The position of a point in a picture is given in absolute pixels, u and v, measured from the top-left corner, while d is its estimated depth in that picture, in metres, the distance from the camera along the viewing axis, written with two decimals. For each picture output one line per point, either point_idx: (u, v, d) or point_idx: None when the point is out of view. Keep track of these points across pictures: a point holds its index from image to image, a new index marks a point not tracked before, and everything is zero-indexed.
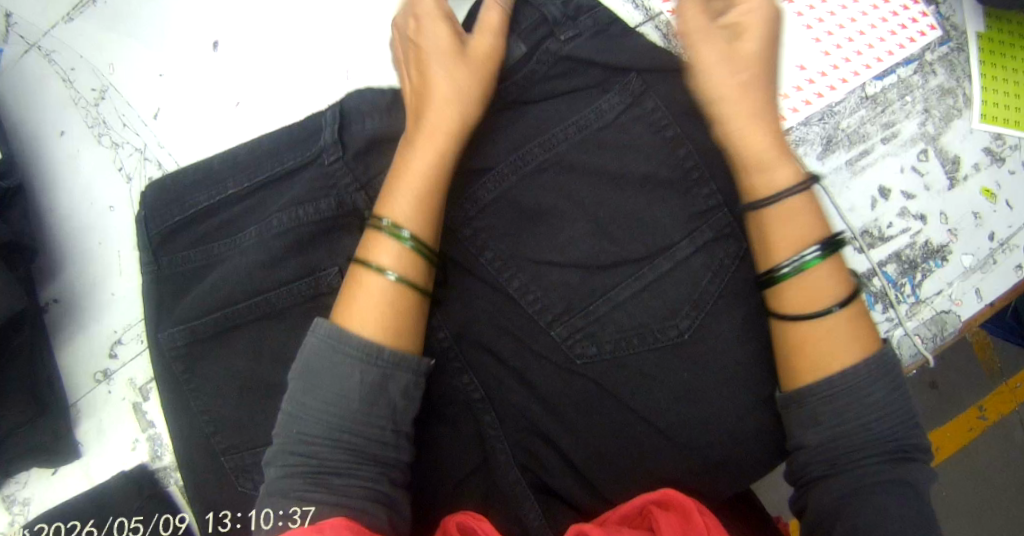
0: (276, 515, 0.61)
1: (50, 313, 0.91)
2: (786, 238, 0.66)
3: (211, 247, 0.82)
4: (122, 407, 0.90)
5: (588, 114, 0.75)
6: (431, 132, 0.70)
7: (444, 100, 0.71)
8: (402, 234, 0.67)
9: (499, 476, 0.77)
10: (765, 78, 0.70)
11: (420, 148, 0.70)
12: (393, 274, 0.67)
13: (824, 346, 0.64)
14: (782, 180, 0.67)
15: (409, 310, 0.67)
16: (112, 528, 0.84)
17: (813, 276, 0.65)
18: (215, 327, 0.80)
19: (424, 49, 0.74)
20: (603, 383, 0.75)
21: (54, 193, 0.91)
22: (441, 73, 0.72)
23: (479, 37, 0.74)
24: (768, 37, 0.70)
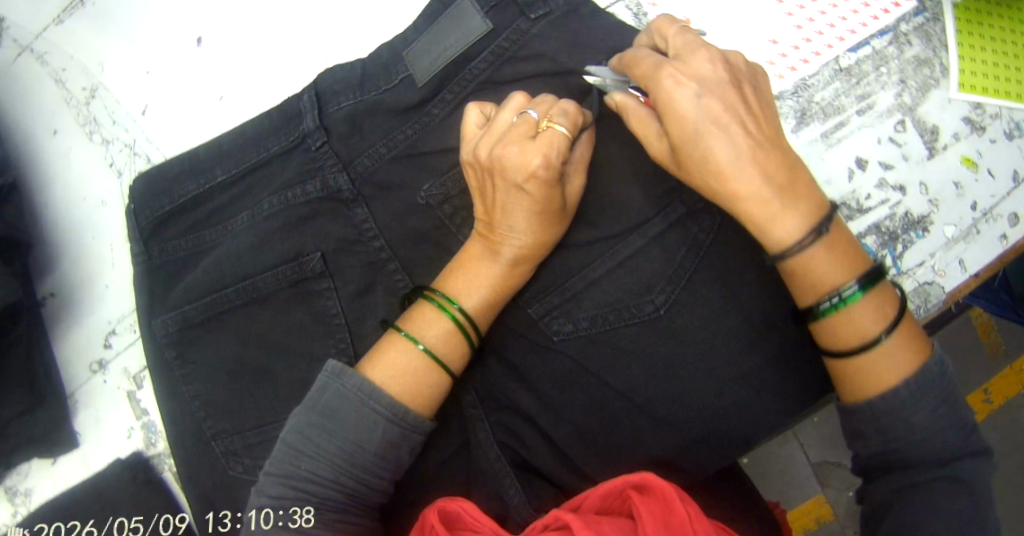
0: (276, 516, 0.64)
1: (47, 307, 0.93)
2: (816, 279, 0.61)
3: (197, 235, 0.84)
4: (118, 397, 0.92)
5: (561, 93, 0.76)
6: (510, 268, 0.71)
7: (532, 245, 0.70)
8: (447, 312, 0.69)
9: (480, 455, 0.77)
10: (731, 152, 0.60)
11: (491, 283, 0.71)
12: (423, 345, 0.69)
13: (868, 371, 0.61)
14: (788, 237, 0.60)
15: (438, 383, 0.70)
16: (112, 528, 0.84)
17: (854, 311, 0.60)
18: (203, 313, 0.82)
19: (502, 179, 0.67)
20: (582, 360, 0.75)
21: (49, 189, 0.94)
22: (523, 227, 0.69)
23: (572, 176, 0.71)
24: (713, 102, 0.61)
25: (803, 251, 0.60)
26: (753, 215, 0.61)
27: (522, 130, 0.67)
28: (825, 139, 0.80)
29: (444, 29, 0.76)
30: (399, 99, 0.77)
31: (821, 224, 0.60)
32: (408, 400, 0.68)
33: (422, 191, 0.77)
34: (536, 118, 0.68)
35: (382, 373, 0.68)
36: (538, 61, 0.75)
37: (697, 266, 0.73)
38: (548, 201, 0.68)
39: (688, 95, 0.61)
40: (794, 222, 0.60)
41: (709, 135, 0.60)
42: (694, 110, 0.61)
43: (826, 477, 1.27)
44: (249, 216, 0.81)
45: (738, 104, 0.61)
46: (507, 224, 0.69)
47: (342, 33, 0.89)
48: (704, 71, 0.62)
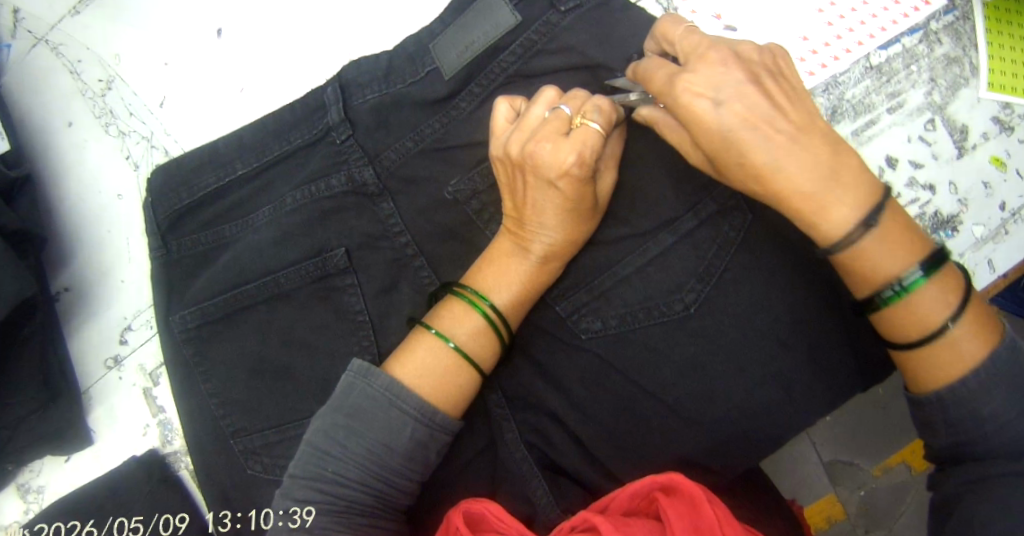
0: (279, 514, 0.64)
1: (61, 301, 0.92)
2: (874, 269, 0.58)
3: (218, 230, 0.82)
4: (134, 393, 0.91)
5: (593, 86, 0.75)
6: (541, 265, 0.70)
7: (564, 245, 0.70)
8: (479, 309, 0.68)
9: (505, 454, 0.77)
10: (768, 152, 0.58)
11: (522, 282, 0.70)
12: (452, 342, 0.68)
13: (933, 360, 0.59)
14: (840, 228, 0.58)
15: (469, 383, 0.69)
16: (112, 527, 0.83)
17: (916, 299, 0.58)
18: (223, 309, 0.81)
19: (537, 176, 0.66)
20: (610, 358, 0.74)
21: (64, 182, 0.92)
22: (557, 228, 0.68)
23: (603, 176, 0.70)
24: (737, 103, 0.58)
25: (858, 242, 0.58)
26: (800, 216, 0.59)
27: (555, 127, 0.65)
28: (855, 137, 0.79)
29: (471, 20, 0.75)
30: (427, 92, 0.75)
31: (873, 213, 0.57)
32: (439, 399, 0.67)
33: (450, 186, 0.76)
34: (569, 113, 0.66)
35: (415, 371, 0.67)
36: (569, 54, 0.74)
37: (728, 263, 0.72)
38: (583, 199, 0.67)
39: (707, 103, 0.59)
40: (843, 211, 0.57)
41: (739, 139, 0.58)
42: (716, 117, 0.58)
43: (839, 476, 1.27)
44: (271, 209, 0.80)
45: (764, 99, 0.58)
46: (541, 223, 0.68)
47: (364, 25, 0.87)
48: (720, 72, 0.59)
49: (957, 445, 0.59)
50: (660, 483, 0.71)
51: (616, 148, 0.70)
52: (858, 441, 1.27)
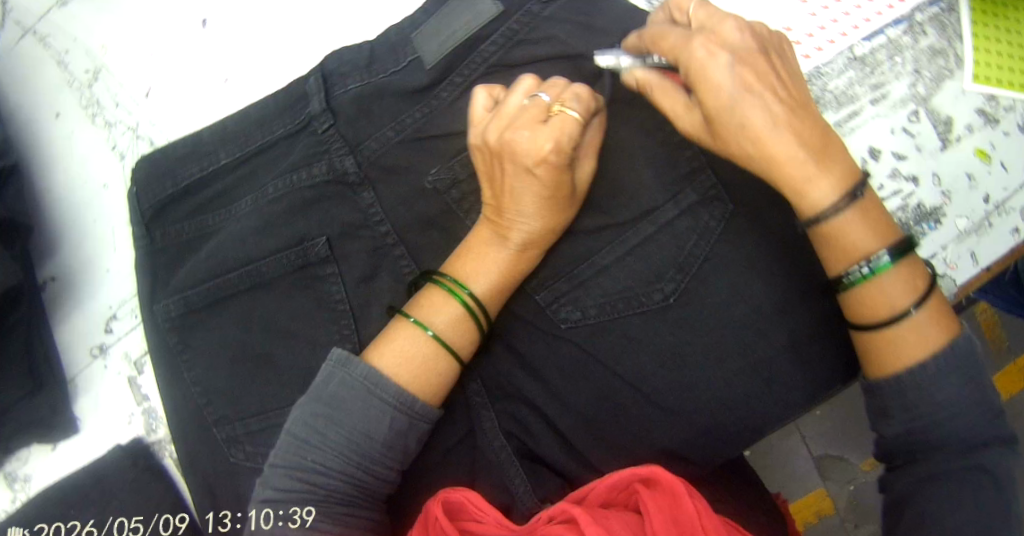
0: (275, 515, 0.63)
1: (48, 291, 0.92)
2: (846, 245, 0.61)
3: (202, 219, 0.83)
4: (119, 382, 0.91)
5: (574, 75, 0.74)
6: (521, 252, 0.70)
7: (543, 233, 0.70)
8: (458, 297, 0.69)
9: (484, 443, 0.77)
10: (768, 120, 0.59)
11: (502, 267, 0.70)
12: (432, 330, 0.68)
13: (896, 343, 0.61)
14: (820, 202, 0.60)
15: (447, 370, 0.69)
16: (111, 527, 0.82)
17: (883, 280, 0.60)
18: (206, 297, 0.81)
19: (515, 161, 0.66)
20: (589, 347, 0.74)
21: (51, 172, 0.93)
22: (536, 213, 0.68)
23: (582, 164, 0.70)
24: (744, 70, 0.60)
25: (836, 214, 0.60)
26: (790, 181, 0.60)
27: (534, 114, 0.66)
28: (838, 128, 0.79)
29: (453, 11, 0.76)
30: (408, 82, 0.76)
31: (852, 190, 0.60)
32: (420, 387, 0.67)
33: (431, 176, 0.76)
34: (550, 100, 0.67)
35: (395, 361, 0.67)
36: (549, 43, 0.74)
37: (707, 253, 0.72)
38: (563, 184, 0.67)
39: (719, 63, 0.59)
40: (825, 185, 0.60)
41: (747, 101, 0.59)
42: (727, 79, 0.59)
43: (829, 472, 1.27)
44: (254, 198, 0.80)
45: (766, 72, 0.60)
46: (520, 208, 0.68)
47: (348, 15, 0.88)
48: (732, 39, 0.61)
49: (924, 436, 0.60)
50: (642, 475, 0.71)
51: (597, 135, 0.70)
52: (848, 437, 1.27)
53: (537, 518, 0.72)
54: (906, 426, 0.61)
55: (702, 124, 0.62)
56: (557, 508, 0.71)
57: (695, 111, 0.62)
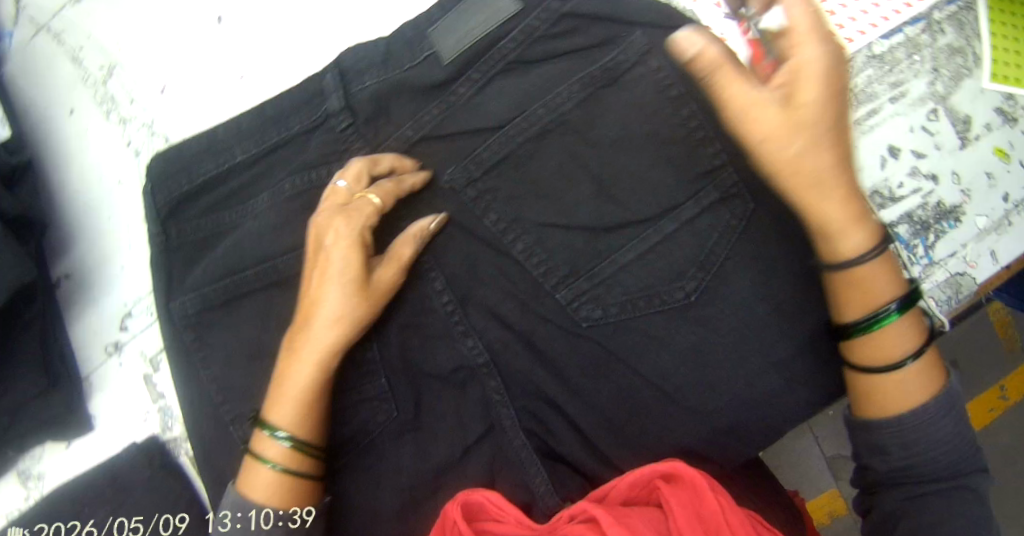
0: (276, 515, 0.68)
1: (63, 287, 0.93)
2: (864, 291, 0.63)
3: (220, 216, 0.82)
4: (135, 379, 0.90)
5: (595, 72, 0.74)
6: (311, 347, 0.69)
7: (331, 323, 0.69)
8: (278, 434, 0.69)
9: (505, 441, 0.76)
10: (817, 144, 0.60)
11: (304, 360, 0.69)
12: (285, 436, 0.69)
13: (896, 385, 0.63)
14: (852, 250, 0.62)
15: (292, 478, 0.69)
16: (112, 527, 0.85)
17: (890, 330, 0.63)
18: (224, 295, 0.81)
19: (326, 260, 0.70)
20: (609, 346, 0.74)
21: (65, 169, 0.93)
22: (333, 301, 0.69)
23: (383, 271, 0.71)
24: (825, 81, 0.59)
25: (864, 262, 0.62)
26: (827, 209, 0.61)
27: (342, 206, 0.71)
28: (858, 126, 0.79)
29: (470, 8, 0.74)
30: (426, 78, 0.75)
31: (877, 246, 0.62)
32: (281, 501, 0.69)
33: (448, 172, 0.75)
34: (352, 188, 0.71)
35: (257, 491, 0.69)
36: (568, 41, 0.74)
37: (728, 252, 0.72)
38: (353, 265, 0.69)
39: (811, 48, 0.59)
40: (861, 233, 0.62)
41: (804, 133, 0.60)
42: (815, 91, 0.59)
43: (839, 470, 1.27)
44: (270, 196, 0.79)
45: (835, 88, 0.59)
46: (317, 301, 0.70)
47: (363, 11, 0.87)
48: (806, 54, 0.59)
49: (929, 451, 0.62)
50: (661, 473, 0.71)
51: (420, 242, 0.73)
52: None
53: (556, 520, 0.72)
54: (907, 450, 0.63)
55: (778, 117, 0.59)
56: (578, 509, 0.71)
57: (769, 107, 0.59)
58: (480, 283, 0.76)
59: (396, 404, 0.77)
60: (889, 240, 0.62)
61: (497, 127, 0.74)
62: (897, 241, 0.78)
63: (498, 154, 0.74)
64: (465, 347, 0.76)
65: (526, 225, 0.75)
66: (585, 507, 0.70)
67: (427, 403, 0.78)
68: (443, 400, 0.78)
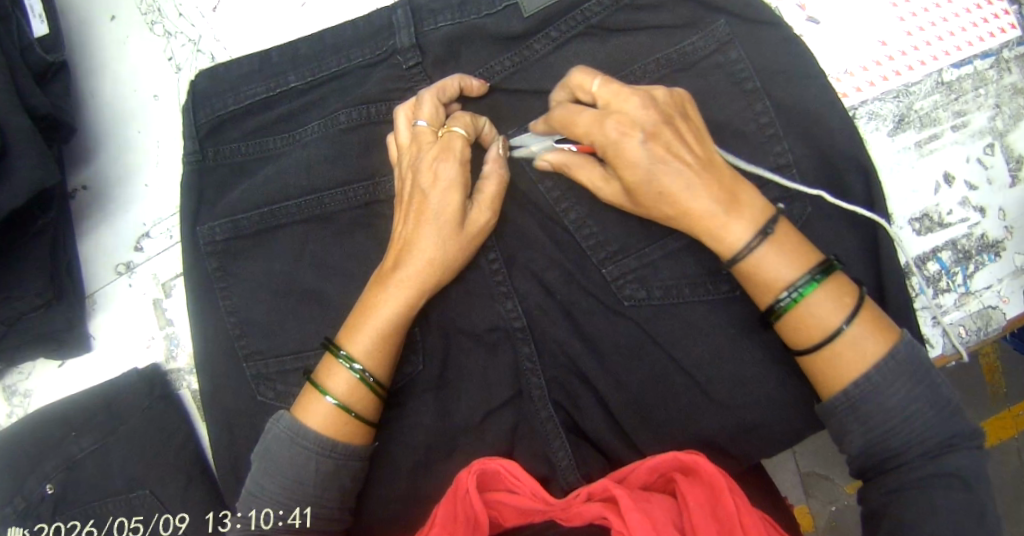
0: (276, 516, 0.65)
1: (76, 200, 0.88)
2: (760, 268, 0.62)
3: (265, 141, 0.80)
4: (141, 303, 0.87)
5: (674, 52, 0.73)
6: (405, 280, 0.67)
7: (429, 262, 0.67)
8: (354, 367, 0.66)
9: (530, 412, 0.76)
10: (683, 184, 0.62)
11: (391, 294, 0.67)
12: (359, 367, 0.66)
13: (839, 355, 0.62)
14: (735, 244, 0.62)
15: (364, 416, 0.67)
16: (111, 528, 0.78)
17: (812, 304, 0.62)
18: (259, 223, 0.78)
19: (424, 200, 0.67)
20: (650, 329, 0.73)
21: (97, 77, 0.88)
22: (428, 244, 0.66)
23: (476, 211, 0.69)
24: (659, 144, 0.62)
25: (760, 249, 0.62)
26: (706, 232, 0.63)
27: (434, 145, 0.68)
28: (917, 148, 0.79)
29: None
30: (504, 28, 0.74)
31: (764, 227, 0.62)
32: (341, 438, 0.67)
33: (510, 131, 0.75)
34: (434, 125, 0.69)
35: (315, 419, 0.66)
36: (653, 15, 0.73)
37: None
38: (448, 205, 0.67)
39: (635, 139, 0.62)
40: (744, 220, 0.62)
41: (663, 174, 0.62)
42: (642, 155, 0.62)
43: (812, 487, 1.24)
44: (323, 125, 0.78)
45: (675, 141, 0.63)
46: (409, 238, 0.67)
47: None
48: (637, 115, 0.63)
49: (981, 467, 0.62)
50: (681, 462, 0.69)
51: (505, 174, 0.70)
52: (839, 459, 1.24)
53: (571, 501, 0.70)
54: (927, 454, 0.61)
55: (618, 194, 0.66)
56: (595, 492, 0.69)
57: (613, 182, 0.66)
58: (527, 247, 0.75)
59: (425, 359, 0.76)
60: (763, 228, 0.62)
61: None
62: (938, 266, 0.79)
63: None
64: (504, 308, 0.75)
65: (582, 194, 0.74)
66: (605, 485, 0.68)
67: (457, 361, 0.77)
68: (473, 360, 0.76)
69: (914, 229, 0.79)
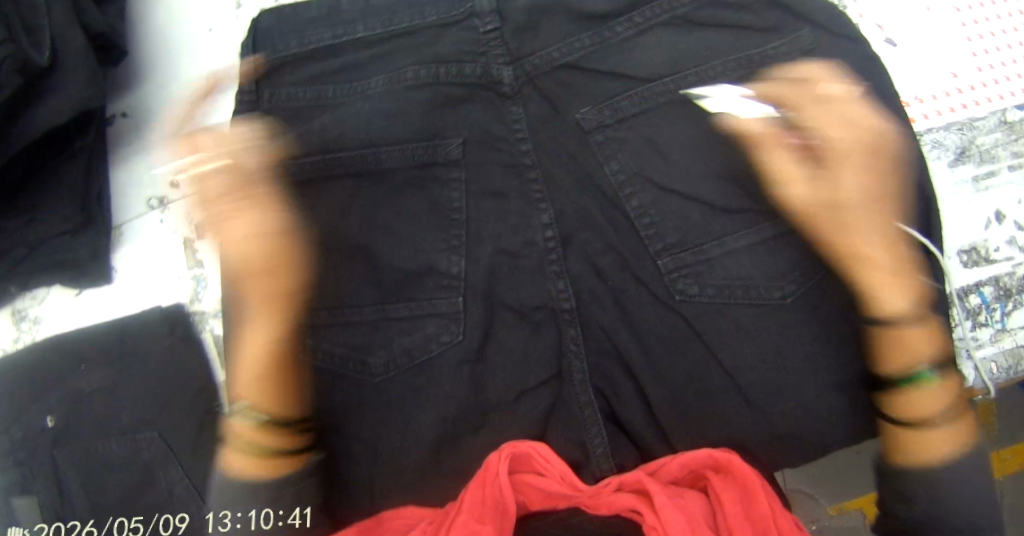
0: (276, 516, 0.69)
1: (115, 126, 0.85)
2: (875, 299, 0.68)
3: (324, 88, 0.76)
4: (172, 238, 0.84)
5: (755, 53, 0.73)
6: (259, 336, 0.73)
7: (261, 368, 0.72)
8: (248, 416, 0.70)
9: (568, 390, 0.76)
10: (873, 215, 0.68)
11: (259, 334, 0.73)
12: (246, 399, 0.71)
13: (922, 436, 0.66)
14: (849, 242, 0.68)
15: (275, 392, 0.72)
16: (111, 527, 0.77)
17: (916, 352, 0.67)
18: (311, 170, 0.76)
19: (253, 293, 0.73)
20: (696, 325, 0.73)
21: (151, 3, 0.85)
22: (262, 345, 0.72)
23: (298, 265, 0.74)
24: (853, 166, 0.68)
25: (905, 323, 0.67)
26: (867, 261, 0.67)
27: (261, 198, 0.73)
28: (974, 183, 0.79)
29: None
30: (586, 5, 0.73)
31: (895, 240, 0.68)
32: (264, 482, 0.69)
33: (580, 114, 0.75)
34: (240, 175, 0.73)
35: (247, 471, 0.69)
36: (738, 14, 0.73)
37: None
38: (280, 325, 0.73)
39: (811, 164, 0.69)
40: (864, 229, 0.67)
41: (846, 195, 0.68)
42: (816, 173, 0.69)
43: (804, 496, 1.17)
44: (388, 80, 0.76)
45: (860, 164, 0.68)
46: (263, 336, 0.73)
47: None
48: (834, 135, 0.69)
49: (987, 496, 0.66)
50: (713, 461, 0.69)
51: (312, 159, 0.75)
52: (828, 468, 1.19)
53: (600, 489, 0.69)
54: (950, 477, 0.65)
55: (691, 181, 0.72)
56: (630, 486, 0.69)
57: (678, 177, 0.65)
58: (585, 229, 0.76)
59: (466, 329, 0.75)
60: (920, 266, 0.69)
61: (646, 79, 0.73)
62: (979, 300, 0.78)
63: (637, 107, 0.74)
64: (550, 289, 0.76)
65: (646, 183, 0.74)
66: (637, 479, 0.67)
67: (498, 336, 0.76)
68: (513, 335, 0.76)
69: (961, 261, 0.79)
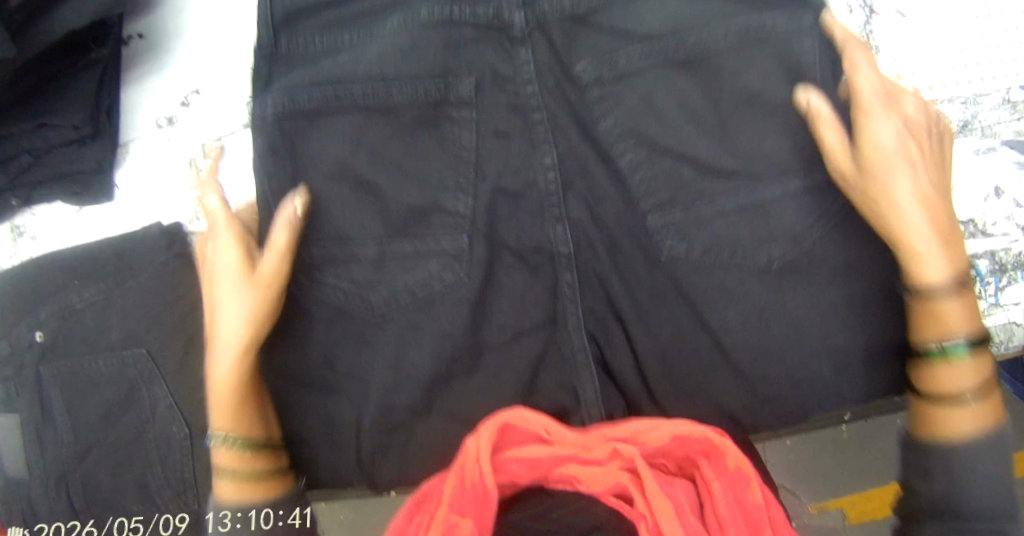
0: (276, 515, 0.70)
1: (130, 47, 0.85)
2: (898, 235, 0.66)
3: (336, 31, 0.74)
4: (178, 160, 0.82)
5: (778, 15, 0.69)
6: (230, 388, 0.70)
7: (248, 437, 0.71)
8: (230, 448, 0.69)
9: (561, 339, 0.77)
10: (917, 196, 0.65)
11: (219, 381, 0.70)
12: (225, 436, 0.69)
13: (942, 413, 0.65)
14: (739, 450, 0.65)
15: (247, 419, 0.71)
16: (110, 528, 0.75)
17: (953, 321, 0.64)
18: (310, 103, 0.72)
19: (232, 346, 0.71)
20: (684, 283, 0.73)
21: None
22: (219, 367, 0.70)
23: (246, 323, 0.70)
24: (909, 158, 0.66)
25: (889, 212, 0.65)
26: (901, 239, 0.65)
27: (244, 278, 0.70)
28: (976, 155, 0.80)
29: None
30: None
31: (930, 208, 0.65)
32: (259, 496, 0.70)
33: (580, 65, 0.73)
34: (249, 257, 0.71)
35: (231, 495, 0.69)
36: None
37: (832, 231, 0.71)
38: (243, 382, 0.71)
39: (882, 131, 0.66)
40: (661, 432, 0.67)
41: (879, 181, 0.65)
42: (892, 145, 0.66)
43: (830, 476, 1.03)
44: (403, 20, 0.73)
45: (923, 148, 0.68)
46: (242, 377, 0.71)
47: None
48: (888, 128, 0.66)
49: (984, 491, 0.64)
50: (702, 446, 0.67)
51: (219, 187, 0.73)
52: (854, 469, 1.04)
53: (594, 456, 0.68)
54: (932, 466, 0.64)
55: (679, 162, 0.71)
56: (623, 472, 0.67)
57: None
58: (583, 176, 0.76)
59: (466, 268, 0.74)
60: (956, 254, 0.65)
61: (660, 34, 0.71)
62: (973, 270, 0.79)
63: (649, 60, 0.72)
64: (555, 235, 0.75)
65: (646, 137, 0.73)
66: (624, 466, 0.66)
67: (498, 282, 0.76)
68: (508, 278, 0.77)
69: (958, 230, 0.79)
